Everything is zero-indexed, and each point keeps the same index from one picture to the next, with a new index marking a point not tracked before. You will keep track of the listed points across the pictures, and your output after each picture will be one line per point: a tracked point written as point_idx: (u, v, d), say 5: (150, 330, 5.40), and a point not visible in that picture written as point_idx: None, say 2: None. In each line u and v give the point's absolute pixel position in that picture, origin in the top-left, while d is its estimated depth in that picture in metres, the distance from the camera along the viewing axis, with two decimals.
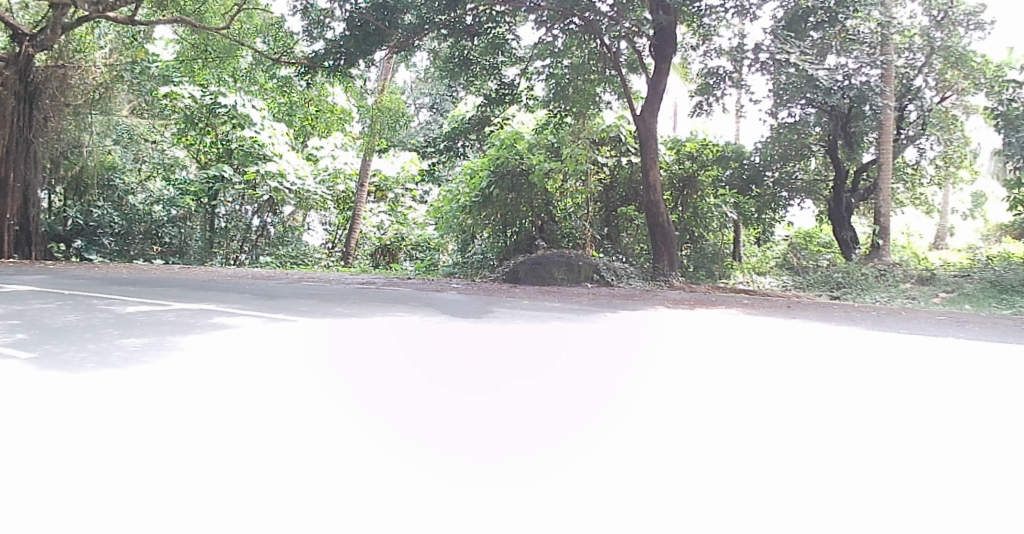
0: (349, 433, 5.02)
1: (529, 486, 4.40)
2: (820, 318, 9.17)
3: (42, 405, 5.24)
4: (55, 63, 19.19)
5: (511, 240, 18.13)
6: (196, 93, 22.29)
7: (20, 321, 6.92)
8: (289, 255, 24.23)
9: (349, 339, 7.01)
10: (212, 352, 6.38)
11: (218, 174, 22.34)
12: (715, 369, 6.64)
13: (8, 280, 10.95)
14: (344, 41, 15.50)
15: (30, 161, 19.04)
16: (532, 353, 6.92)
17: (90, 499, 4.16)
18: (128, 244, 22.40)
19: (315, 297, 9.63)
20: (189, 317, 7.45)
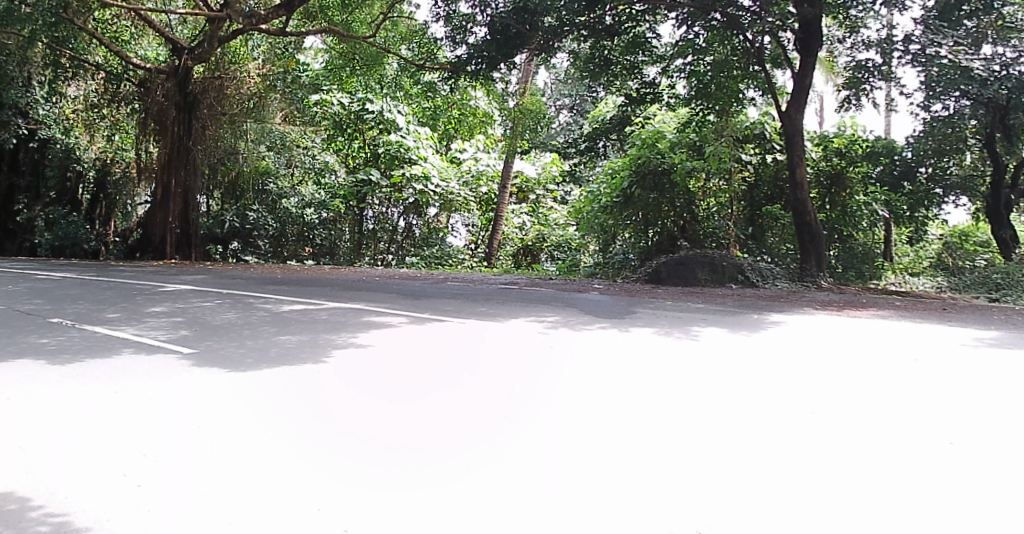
0: (314, 447, 5.33)
1: (438, 491, 4.74)
2: (977, 319, 8.92)
3: (45, 406, 5.81)
4: (212, 75, 20.39)
5: (653, 241, 17.79)
6: (345, 100, 23.06)
7: (185, 320, 8.03)
8: (434, 256, 23.99)
9: (390, 336, 7.43)
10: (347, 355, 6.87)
11: (366, 178, 23.05)
12: (638, 362, 6.78)
13: (176, 278, 11.88)
14: (485, 45, 15.48)
15: (189, 167, 20.65)
16: (477, 345, 7.20)
17: (67, 493, 4.79)
18: (281, 244, 24.34)
19: (464, 295, 10.04)
20: (338, 316, 8.32)
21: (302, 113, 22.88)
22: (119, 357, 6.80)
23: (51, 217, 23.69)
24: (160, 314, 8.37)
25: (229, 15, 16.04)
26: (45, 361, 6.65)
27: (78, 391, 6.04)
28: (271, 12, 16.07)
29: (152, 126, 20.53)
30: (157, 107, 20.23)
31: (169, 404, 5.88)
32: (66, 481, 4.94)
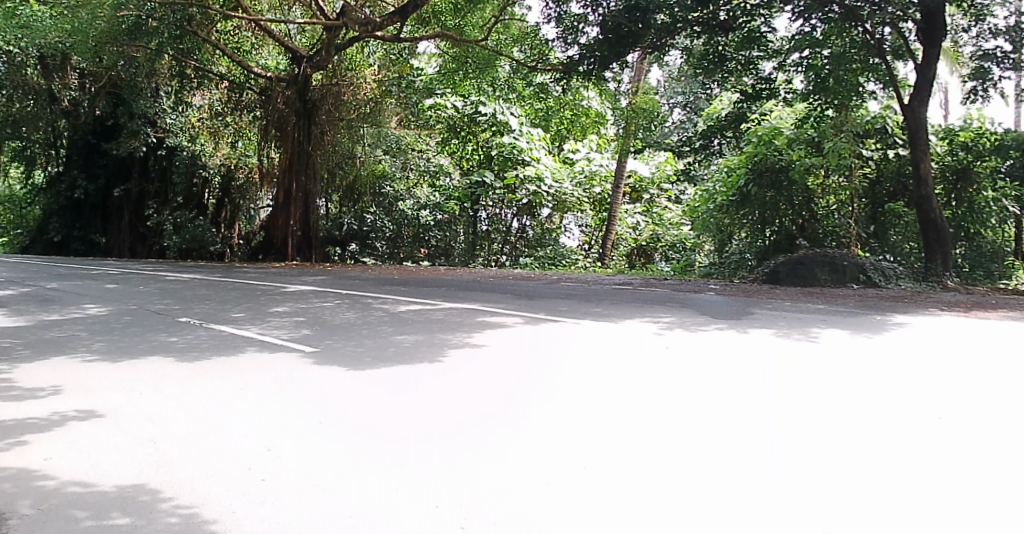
0: (428, 446, 5.35)
1: (536, 488, 4.74)
2: None
3: (174, 401, 6.05)
4: (330, 81, 20.82)
5: (771, 242, 17.70)
6: (458, 104, 23.68)
7: (306, 321, 8.28)
8: (547, 256, 24.47)
9: (498, 337, 7.44)
10: (458, 355, 6.91)
11: (480, 180, 23.84)
12: (734, 364, 6.66)
13: (302, 278, 12.52)
14: (598, 45, 15.24)
15: (310, 171, 21.04)
16: (574, 345, 7.17)
17: (186, 483, 4.96)
18: (398, 247, 24.74)
19: (576, 295, 10.06)
20: (454, 316, 8.45)
21: (416, 116, 22.36)
22: (242, 354, 7.05)
23: (179, 222, 24.97)
24: (281, 314, 8.66)
25: (346, 24, 16.28)
26: (175, 358, 6.96)
27: (202, 389, 6.25)
28: (386, 18, 16.26)
29: (274, 133, 21.16)
30: (278, 115, 20.94)
31: (286, 401, 6.02)
32: (183, 472, 5.11)
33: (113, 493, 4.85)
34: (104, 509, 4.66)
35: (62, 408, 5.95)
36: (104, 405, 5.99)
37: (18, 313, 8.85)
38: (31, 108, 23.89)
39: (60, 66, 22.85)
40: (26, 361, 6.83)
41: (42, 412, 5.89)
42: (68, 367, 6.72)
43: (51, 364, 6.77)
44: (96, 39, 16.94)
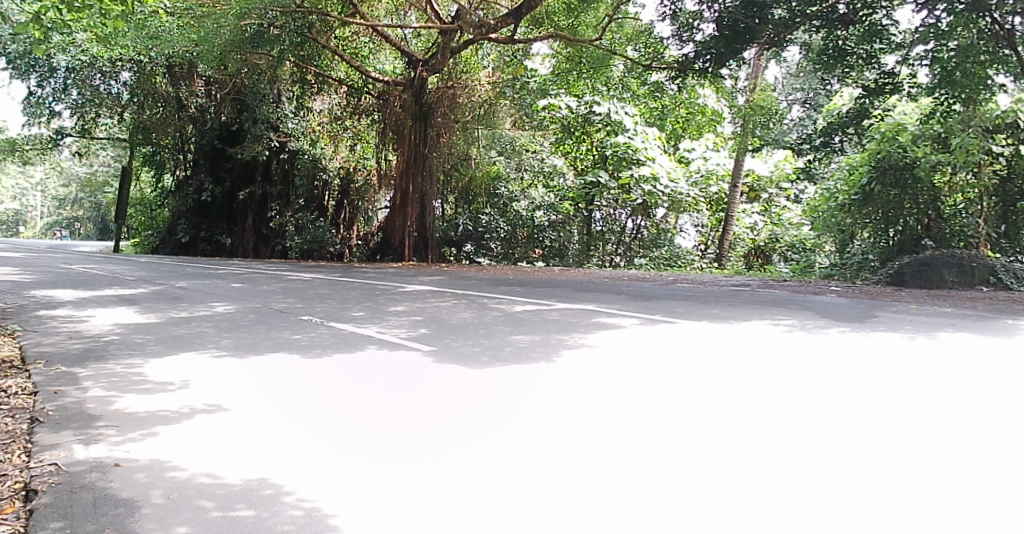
0: (491, 444, 5.41)
1: (616, 488, 4.76)
2: None
3: (287, 397, 6.21)
4: (445, 84, 21.47)
5: (894, 242, 16.85)
6: (573, 103, 23.63)
7: (424, 320, 8.43)
8: (663, 257, 24.56)
9: (606, 337, 7.39)
10: (562, 354, 6.89)
11: (595, 180, 23.87)
12: (828, 366, 6.49)
13: (414, 278, 12.73)
14: (714, 41, 15.40)
15: (427, 174, 21.73)
16: (674, 345, 7.09)
17: (282, 475, 5.13)
18: (512, 247, 24.23)
19: (692, 296, 9.99)
20: (569, 316, 8.47)
21: (530, 117, 23.06)
22: (362, 353, 7.18)
23: (301, 223, 25.58)
24: (399, 313, 8.81)
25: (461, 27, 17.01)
26: (301, 354, 7.17)
27: (283, 385, 6.42)
28: (500, 21, 16.54)
29: (391, 136, 21.82)
30: (396, 118, 21.57)
31: (381, 396, 6.16)
32: (282, 463, 5.29)
33: (239, 486, 5.01)
34: (231, 499, 4.83)
35: (192, 401, 6.18)
36: (230, 400, 6.18)
37: (150, 309, 9.27)
38: (160, 113, 25.96)
39: (187, 74, 25.40)
40: (158, 356, 7.13)
41: (171, 404, 6.12)
42: (195, 362, 6.99)
43: (182, 359, 7.06)
44: (221, 47, 17.58)
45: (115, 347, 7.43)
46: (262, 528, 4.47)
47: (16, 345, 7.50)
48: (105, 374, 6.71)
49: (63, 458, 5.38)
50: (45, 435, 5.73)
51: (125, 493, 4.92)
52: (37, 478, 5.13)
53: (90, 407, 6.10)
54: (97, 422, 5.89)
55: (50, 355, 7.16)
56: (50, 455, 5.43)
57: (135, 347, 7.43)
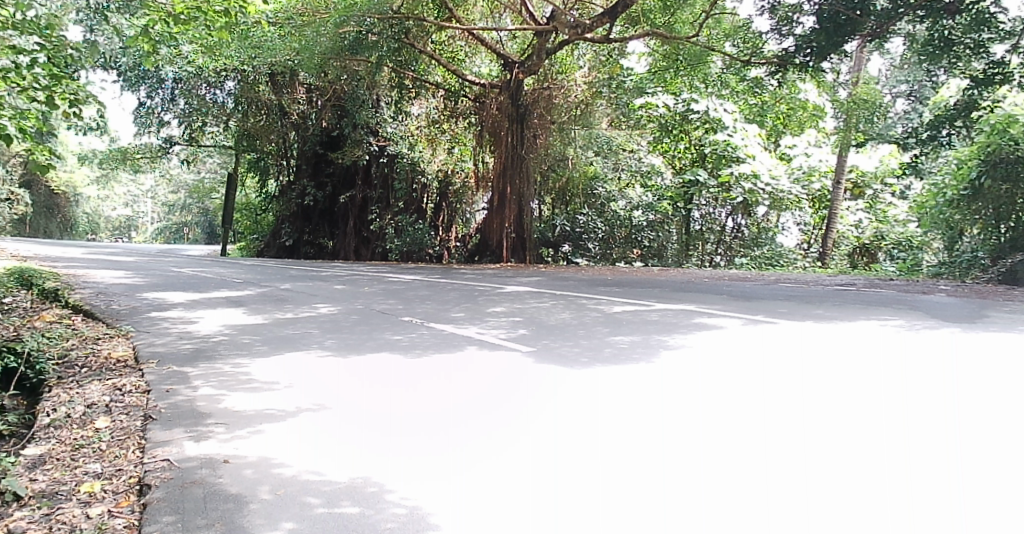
0: (527, 443, 5.48)
1: (644, 486, 4.83)
2: None
3: (369, 394, 6.37)
4: (542, 85, 21.47)
5: (1006, 239, 15.69)
6: (670, 101, 23.17)
7: (523, 320, 8.47)
8: (765, 256, 24.05)
9: (701, 337, 7.30)
10: (651, 356, 6.82)
11: (694, 178, 23.33)
12: (887, 365, 6.39)
13: (516, 278, 12.79)
14: (815, 34, 15.69)
15: (524, 176, 21.44)
16: (749, 345, 7.03)
17: (342, 467, 5.32)
18: (610, 247, 24.73)
19: (795, 296, 9.77)
20: (670, 316, 8.39)
21: (627, 117, 23.13)
22: (464, 354, 7.22)
23: (400, 225, 25.50)
24: (500, 314, 8.88)
25: (557, 29, 17.10)
26: (403, 354, 7.28)
27: (349, 384, 6.57)
28: (595, 20, 16.55)
29: (488, 138, 21.91)
30: (492, 121, 21.52)
31: (443, 393, 6.31)
32: (342, 456, 5.48)
33: (343, 484, 5.11)
34: (336, 497, 4.95)
35: (298, 401, 6.30)
36: (334, 400, 6.29)
37: (256, 311, 9.57)
38: (264, 120, 27.04)
39: (289, 82, 26.01)
40: (267, 356, 7.34)
41: (277, 403, 6.28)
42: (301, 362, 7.17)
43: (289, 359, 7.25)
44: (321, 54, 18.22)
45: (224, 347, 7.69)
46: (366, 526, 4.58)
47: (130, 346, 7.79)
48: (214, 373, 6.93)
49: (175, 454, 5.58)
50: (158, 431, 5.95)
51: (234, 489, 5.08)
52: (151, 473, 5.34)
53: (200, 405, 6.30)
54: (207, 419, 6.07)
55: (162, 354, 7.45)
56: (163, 451, 5.63)
57: (243, 348, 7.67)
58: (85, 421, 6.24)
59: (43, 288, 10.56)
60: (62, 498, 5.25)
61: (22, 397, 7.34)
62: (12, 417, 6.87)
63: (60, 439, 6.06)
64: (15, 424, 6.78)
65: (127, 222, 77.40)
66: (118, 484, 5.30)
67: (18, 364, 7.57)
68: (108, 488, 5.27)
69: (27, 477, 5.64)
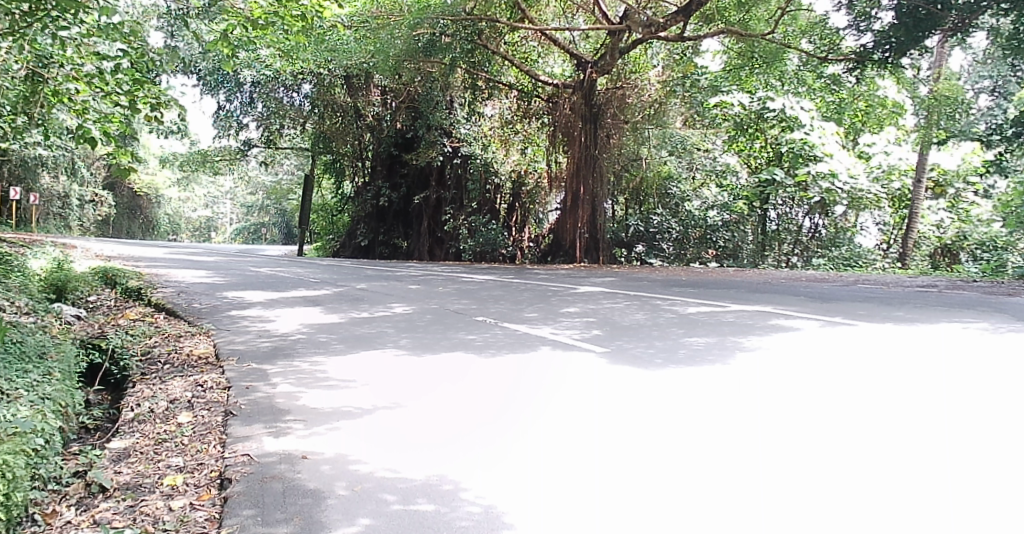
0: (550, 438, 5.62)
1: (649, 480, 4.98)
2: None
3: (424, 390, 6.52)
4: (614, 85, 21.48)
5: None
6: (746, 100, 22.74)
7: (597, 320, 8.50)
8: (844, 257, 23.42)
9: (772, 341, 7.24)
10: (721, 359, 6.78)
11: (770, 177, 22.92)
12: (916, 366, 6.38)
13: (592, 279, 12.84)
14: (893, 30, 15.36)
15: (597, 175, 21.67)
16: (796, 346, 7.05)
17: (380, 457, 5.52)
18: (684, 248, 24.69)
19: (873, 298, 9.59)
20: (745, 317, 8.32)
21: (701, 115, 23.09)
22: (538, 354, 7.26)
23: (474, 226, 25.66)
24: (573, 314, 8.91)
25: (631, 27, 17.19)
26: (478, 354, 7.35)
27: (411, 382, 6.71)
28: (670, 18, 16.51)
29: (561, 138, 21.94)
30: (565, 121, 21.65)
31: (483, 389, 6.47)
32: (381, 445, 5.69)
33: (420, 481, 5.18)
34: (411, 494, 5.00)
35: (375, 399, 6.39)
36: (408, 398, 6.39)
37: (333, 310, 9.73)
38: (340, 123, 27.33)
39: (364, 84, 26.32)
40: (344, 354, 7.47)
41: (354, 401, 6.37)
42: (376, 360, 7.31)
43: (363, 358, 7.37)
44: (397, 57, 18.63)
45: (302, 346, 7.84)
46: (441, 524, 4.61)
47: (210, 343, 8.08)
48: (292, 371, 7.07)
49: (255, 449, 5.70)
50: (239, 427, 6.09)
51: (312, 484, 5.18)
52: (232, 467, 5.48)
53: (279, 401, 6.43)
54: (286, 416, 6.19)
55: (242, 352, 7.63)
56: (244, 446, 5.76)
57: (320, 346, 7.81)
58: (168, 416, 6.43)
59: (126, 288, 10.99)
60: (145, 491, 5.39)
61: (106, 392, 7.54)
62: (97, 410, 7.09)
63: (143, 433, 6.23)
64: (99, 418, 6.98)
65: (207, 222, 80.52)
66: (200, 478, 5.47)
67: (103, 360, 7.92)
68: (190, 481, 5.44)
69: (112, 470, 5.77)
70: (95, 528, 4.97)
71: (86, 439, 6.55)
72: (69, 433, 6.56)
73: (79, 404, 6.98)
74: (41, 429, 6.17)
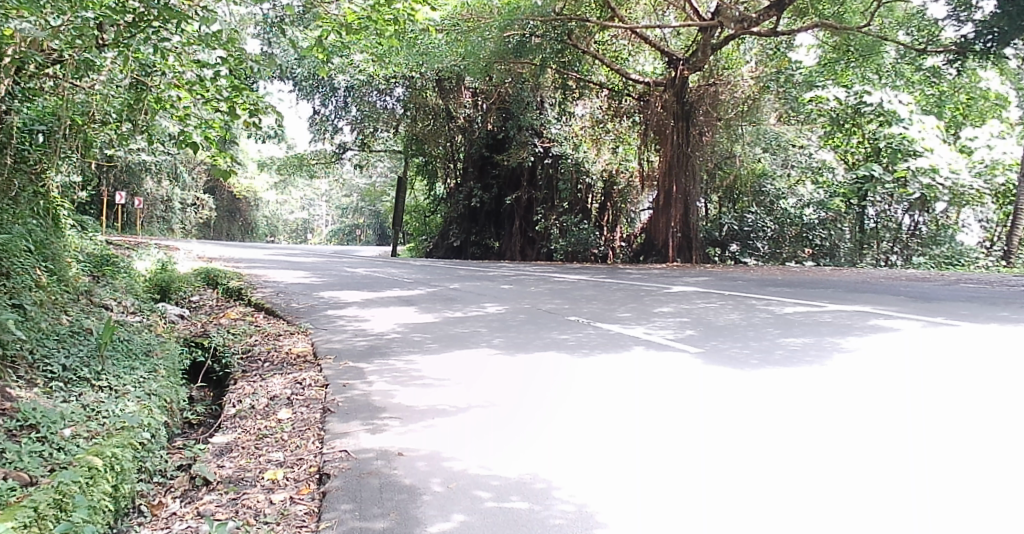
0: (593, 425, 5.84)
1: (681, 465, 5.16)
2: None
3: (504, 387, 6.67)
4: (707, 82, 21.20)
5: None
6: (841, 94, 22.35)
7: (690, 320, 8.49)
8: (945, 255, 22.81)
9: (862, 342, 7.12)
10: (813, 362, 6.66)
11: (868, 173, 22.15)
12: (979, 367, 6.29)
13: (684, 279, 12.67)
14: (996, 19, 15.00)
15: (688, 171, 21.15)
16: (870, 346, 6.99)
17: (446, 444, 5.76)
18: (780, 247, 24.55)
19: (978, 298, 9.27)
20: (843, 318, 8.18)
21: (796, 112, 22.68)
22: (630, 354, 7.28)
23: (566, 225, 25.72)
24: (666, 314, 8.90)
25: (722, 22, 17.57)
26: (570, 354, 7.41)
27: (493, 379, 6.87)
28: (762, 13, 16.98)
29: (653, 136, 21.67)
30: (657, 119, 21.36)
31: (555, 386, 6.61)
32: (450, 434, 5.91)
33: (513, 478, 5.19)
34: (505, 491, 5.02)
35: (468, 398, 6.49)
36: (499, 397, 6.47)
37: (428, 309, 9.90)
38: (431, 125, 27.71)
39: (455, 87, 26.79)
40: (438, 353, 7.64)
41: (448, 399, 6.48)
42: (468, 359, 7.43)
43: (455, 357, 7.50)
44: (487, 59, 19.13)
45: (398, 345, 8.04)
46: (534, 522, 4.62)
47: (307, 343, 8.34)
48: (388, 369, 7.26)
49: (352, 445, 5.83)
50: (337, 423, 6.24)
51: (408, 480, 5.25)
52: (330, 463, 5.61)
53: (375, 399, 6.59)
54: (382, 413, 6.33)
55: (339, 351, 7.86)
56: (341, 442, 5.89)
57: (416, 345, 8.01)
58: (268, 413, 6.65)
59: (227, 288, 11.40)
60: (247, 484, 5.57)
61: (208, 388, 7.87)
62: (200, 407, 7.38)
63: (246, 428, 6.45)
64: (202, 414, 7.26)
65: (304, 226, 83.31)
66: (299, 472, 5.61)
67: (205, 359, 8.28)
68: (290, 475, 5.60)
69: (215, 464, 5.98)
70: (200, 520, 5.17)
71: (189, 434, 6.80)
72: (173, 428, 6.81)
73: (183, 400, 7.27)
74: (148, 424, 6.39)
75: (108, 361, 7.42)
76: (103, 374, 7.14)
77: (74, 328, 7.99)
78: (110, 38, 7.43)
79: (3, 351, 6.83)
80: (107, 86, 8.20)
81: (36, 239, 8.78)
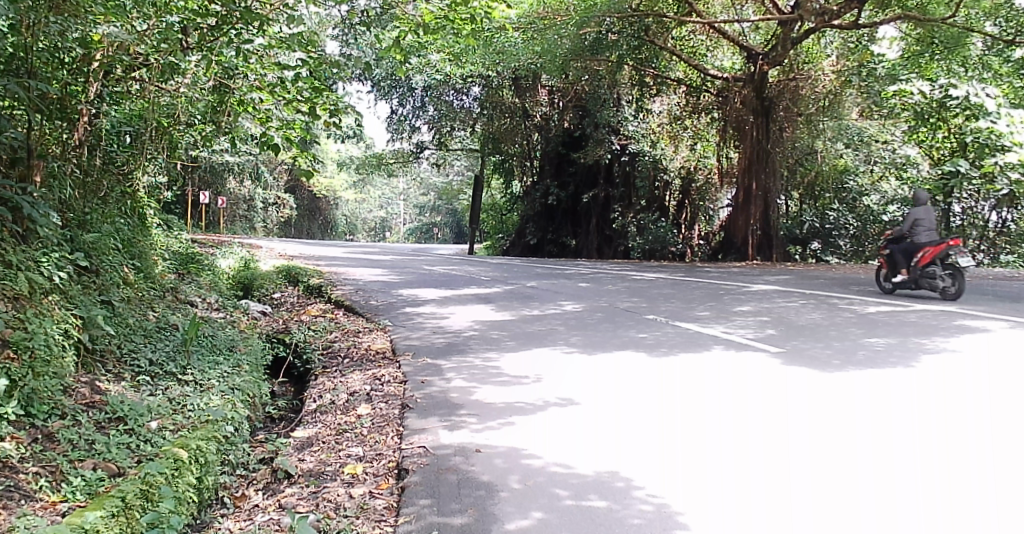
0: (664, 425, 5.81)
1: (752, 465, 5.11)
2: None
3: (582, 386, 6.69)
4: (787, 77, 21.18)
5: None
6: (926, 87, 20.64)
7: (770, 319, 8.38)
8: None
9: (950, 345, 6.92)
10: (898, 366, 6.48)
11: (953, 169, 20.54)
12: None
13: (761, 279, 12.31)
14: None
15: (770, 169, 21.42)
16: (956, 351, 6.79)
17: (522, 441, 5.79)
18: (863, 244, 24.97)
19: None
20: (930, 318, 7.97)
21: (878, 106, 21.72)
22: (708, 353, 7.28)
23: (643, 223, 25.69)
24: (747, 314, 8.80)
25: (802, 16, 17.14)
26: (647, 353, 7.43)
27: (569, 378, 6.89)
28: (844, 5, 16.74)
29: (732, 133, 22.04)
30: (736, 115, 21.66)
31: (632, 385, 6.60)
32: (527, 433, 5.95)
33: (591, 476, 5.17)
34: (583, 490, 4.99)
35: (546, 396, 6.54)
36: (578, 395, 6.50)
37: (504, 307, 9.95)
38: (509, 123, 28.24)
39: (532, 86, 27.28)
40: (516, 351, 7.72)
41: (526, 397, 6.53)
42: (545, 358, 7.48)
43: (533, 355, 7.61)
44: (564, 55, 19.46)
45: (476, 343, 8.15)
46: (613, 522, 4.58)
47: (386, 339, 8.48)
48: (466, 366, 7.37)
49: (430, 442, 5.89)
50: (416, 420, 6.33)
51: (486, 477, 5.30)
52: (408, 458, 5.69)
53: (454, 396, 6.69)
54: (460, 410, 6.41)
55: (418, 348, 8.02)
56: (419, 438, 5.98)
57: (493, 343, 8.10)
58: (348, 408, 6.78)
59: (307, 285, 11.68)
60: (327, 478, 5.66)
61: (290, 384, 8.10)
62: (282, 402, 7.67)
63: (327, 423, 6.59)
64: (284, 409, 7.51)
65: (382, 224, 84.52)
66: (378, 468, 5.69)
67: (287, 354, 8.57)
68: (369, 470, 5.68)
69: (296, 457, 6.10)
70: (281, 512, 5.25)
71: (272, 428, 7.07)
72: (256, 422, 7.02)
73: (266, 395, 7.53)
74: (231, 418, 6.58)
75: (193, 355, 7.67)
76: (189, 369, 7.38)
77: (161, 323, 8.33)
78: (193, 41, 7.85)
79: (93, 346, 7.09)
80: (190, 89, 8.52)
81: (124, 238, 9.04)
